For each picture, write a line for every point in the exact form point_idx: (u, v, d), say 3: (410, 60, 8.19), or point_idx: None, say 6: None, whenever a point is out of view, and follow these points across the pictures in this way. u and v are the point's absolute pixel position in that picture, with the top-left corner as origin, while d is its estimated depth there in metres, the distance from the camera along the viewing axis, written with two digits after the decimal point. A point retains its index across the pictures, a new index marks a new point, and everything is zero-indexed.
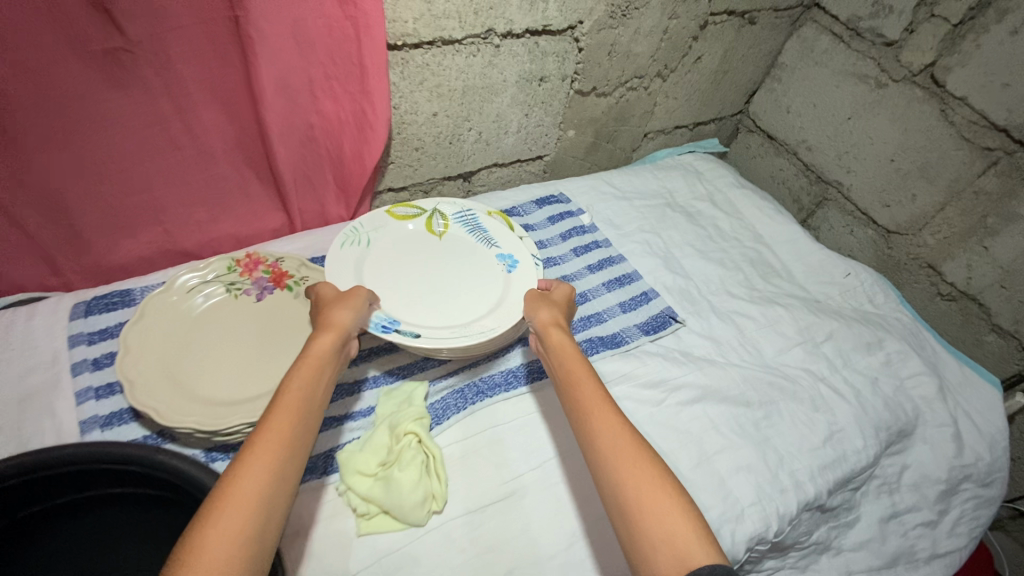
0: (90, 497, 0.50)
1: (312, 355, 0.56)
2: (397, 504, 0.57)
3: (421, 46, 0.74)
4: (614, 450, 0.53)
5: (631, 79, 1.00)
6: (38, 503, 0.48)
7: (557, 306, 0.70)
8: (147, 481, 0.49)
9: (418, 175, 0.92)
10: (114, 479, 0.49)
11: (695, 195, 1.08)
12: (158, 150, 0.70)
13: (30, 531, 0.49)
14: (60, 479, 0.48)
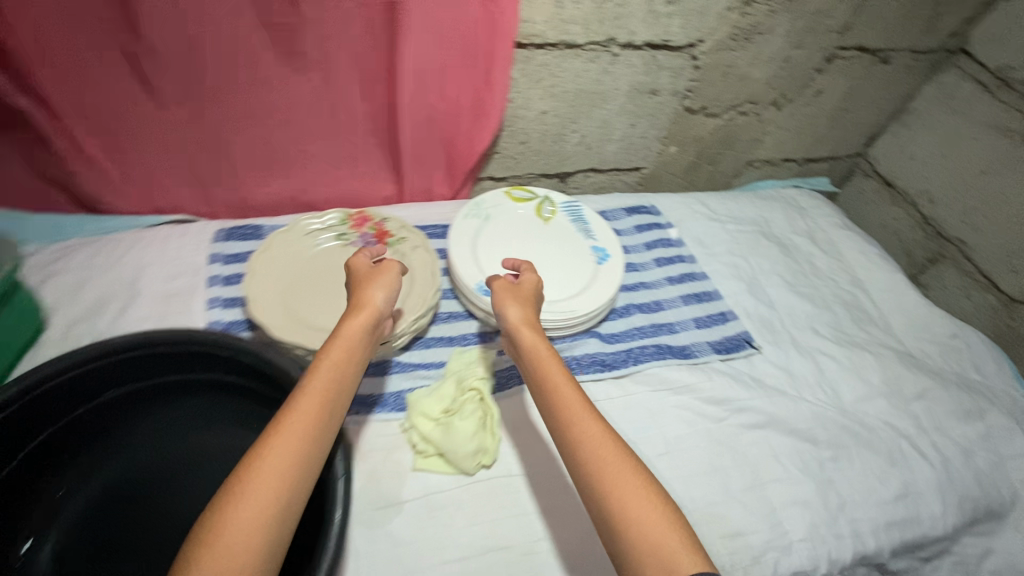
0: (207, 380, 0.59)
1: (343, 336, 0.54)
2: (452, 448, 0.61)
3: (544, 47, 0.80)
4: (592, 455, 0.52)
5: (743, 104, 1.00)
6: (171, 375, 0.58)
7: (525, 302, 0.66)
8: (255, 374, 0.57)
9: (518, 167, 0.98)
10: (228, 367, 0.58)
11: (793, 229, 1.04)
12: (306, 113, 0.81)
13: (161, 396, 0.59)
14: (188, 358, 0.57)
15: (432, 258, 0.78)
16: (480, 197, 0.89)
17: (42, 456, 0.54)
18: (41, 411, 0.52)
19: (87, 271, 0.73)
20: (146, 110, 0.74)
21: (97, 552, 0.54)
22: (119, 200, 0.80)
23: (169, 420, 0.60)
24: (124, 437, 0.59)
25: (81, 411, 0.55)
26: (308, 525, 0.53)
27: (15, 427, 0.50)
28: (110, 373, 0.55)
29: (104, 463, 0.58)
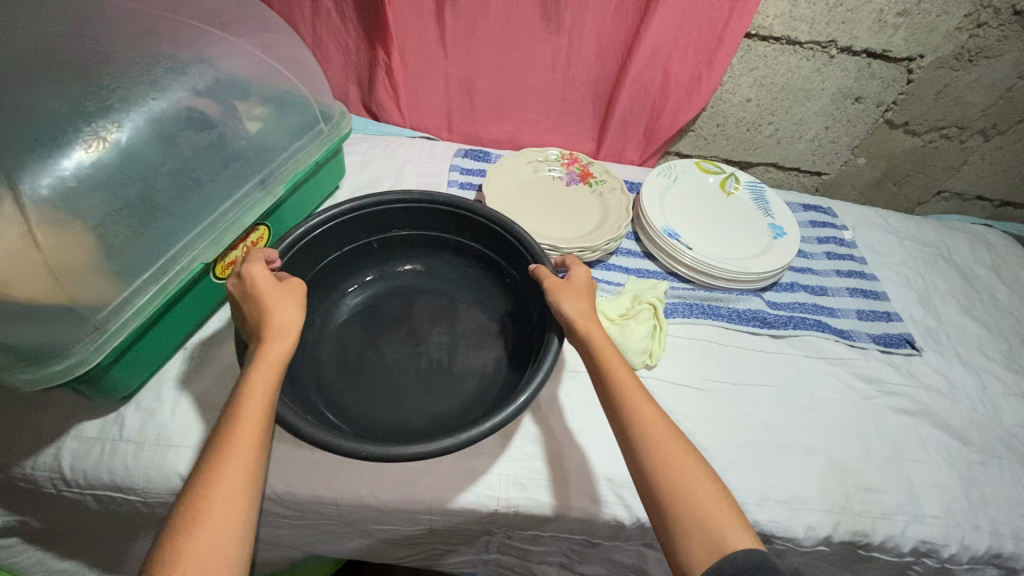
0: (458, 242, 0.79)
1: (263, 362, 0.50)
2: (625, 343, 0.74)
3: (767, 40, 0.90)
4: (656, 437, 0.53)
5: (948, 128, 1.01)
6: (436, 230, 0.79)
7: (581, 295, 0.63)
8: (494, 243, 0.76)
9: (706, 148, 1.09)
10: (475, 234, 0.77)
11: (977, 260, 1.02)
12: (546, 68, 0.99)
13: (423, 244, 0.80)
14: (452, 219, 0.77)
15: (625, 200, 0.91)
16: (672, 162, 1.00)
17: (347, 259, 0.77)
18: (358, 227, 0.75)
19: (369, 156, 0.97)
20: (434, 46, 0.96)
21: (365, 329, 0.74)
22: (392, 114, 1.04)
23: (423, 264, 0.81)
24: (394, 266, 0.81)
25: (373, 241, 0.78)
26: (519, 355, 0.70)
27: (343, 229, 0.74)
28: (404, 215, 0.77)
29: (378, 282, 0.79)
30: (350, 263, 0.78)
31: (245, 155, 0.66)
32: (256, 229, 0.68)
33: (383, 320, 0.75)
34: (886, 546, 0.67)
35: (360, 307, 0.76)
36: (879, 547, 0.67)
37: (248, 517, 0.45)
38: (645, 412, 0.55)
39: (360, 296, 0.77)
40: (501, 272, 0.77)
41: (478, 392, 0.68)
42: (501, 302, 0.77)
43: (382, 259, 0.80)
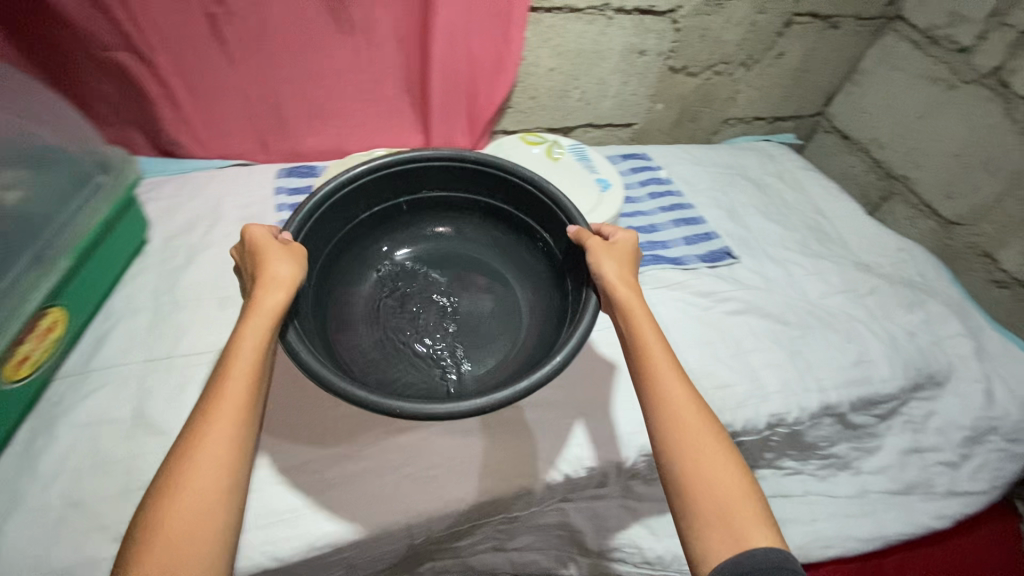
0: (489, 203, 0.77)
1: (255, 313, 0.49)
2: None
3: (551, 11, 0.96)
4: (685, 419, 0.52)
5: (718, 65, 1.17)
6: (467, 190, 0.77)
7: (620, 259, 0.61)
8: (528, 204, 0.74)
9: (527, 121, 1.14)
10: (509, 195, 0.75)
11: (764, 171, 1.21)
12: (349, 70, 0.96)
13: (454, 205, 0.78)
14: (483, 178, 0.75)
15: None
16: (498, 144, 1.05)
17: (375, 219, 0.75)
18: (385, 186, 0.73)
19: (177, 199, 0.87)
20: (219, 68, 0.88)
21: (389, 299, 0.73)
22: (194, 145, 0.96)
23: (453, 225, 0.79)
24: (423, 228, 0.79)
25: (401, 203, 0.76)
26: (548, 305, 0.71)
27: (372, 189, 0.72)
28: (434, 174, 0.74)
29: (407, 244, 0.78)
30: (378, 224, 0.76)
31: (3, 239, 0.62)
32: (48, 314, 0.62)
33: (407, 290, 0.73)
34: (747, 429, 0.78)
35: (387, 277, 0.75)
36: (742, 431, 0.77)
37: (231, 478, 0.44)
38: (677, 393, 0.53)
39: (385, 264, 0.76)
40: (534, 236, 0.75)
41: (508, 347, 0.69)
42: (540, 267, 0.75)
43: (412, 221, 0.78)
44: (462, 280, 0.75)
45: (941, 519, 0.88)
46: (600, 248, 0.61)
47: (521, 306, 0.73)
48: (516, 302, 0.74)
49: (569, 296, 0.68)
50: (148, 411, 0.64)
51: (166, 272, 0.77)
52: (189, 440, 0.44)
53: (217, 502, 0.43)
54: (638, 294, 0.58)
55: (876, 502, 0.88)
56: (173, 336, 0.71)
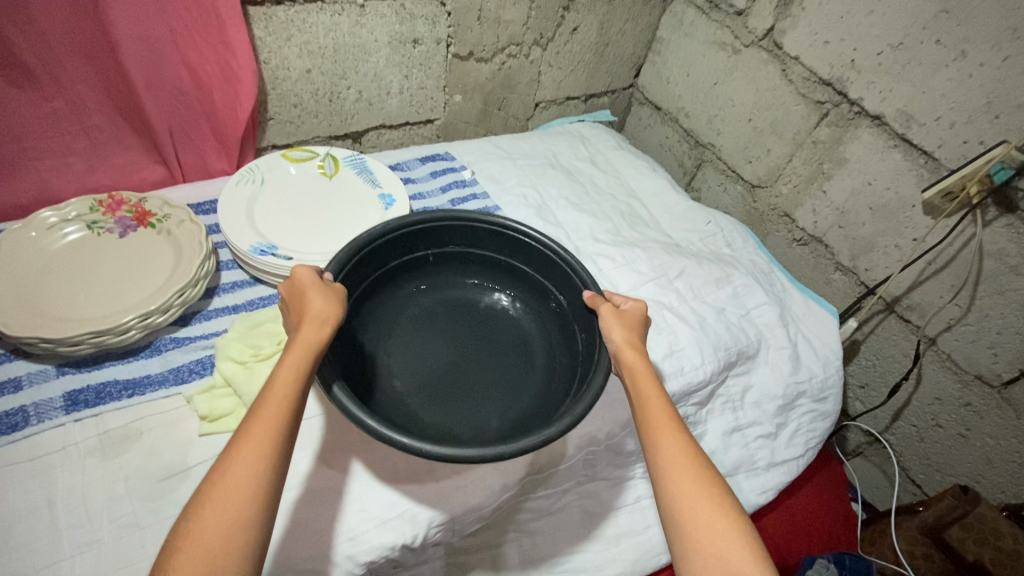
0: (507, 262, 0.80)
1: (296, 348, 0.51)
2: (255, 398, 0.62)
3: (282, 2, 0.80)
4: (688, 473, 0.51)
5: (508, 47, 1.07)
6: (485, 249, 0.80)
7: (630, 326, 0.62)
8: (545, 267, 0.77)
9: (301, 132, 0.98)
10: (529, 257, 0.78)
11: (577, 157, 1.15)
12: (24, 100, 0.74)
13: (474, 262, 0.81)
14: (502, 240, 0.78)
15: (199, 229, 0.73)
16: (255, 162, 0.86)
17: (399, 269, 0.76)
18: (416, 239, 0.75)
19: None
20: None
21: (407, 349, 0.71)
22: None
23: (471, 281, 0.81)
24: (440, 281, 0.80)
25: (428, 255, 0.78)
26: (562, 357, 0.73)
27: (402, 243, 0.74)
28: (460, 232, 0.78)
29: (425, 293, 0.78)
30: (400, 274, 0.77)
31: None
32: None
33: (423, 342, 0.72)
34: (556, 459, 0.71)
35: (405, 327, 0.73)
36: (551, 463, 0.71)
37: (261, 512, 0.44)
38: (675, 444, 0.53)
39: (403, 313, 0.75)
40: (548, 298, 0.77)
41: (514, 390, 0.69)
42: (550, 328, 0.77)
43: (431, 274, 0.79)
44: (478, 331, 0.75)
45: (766, 492, 0.90)
46: (608, 312, 0.63)
47: (530, 354, 0.74)
48: (529, 349, 0.75)
49: (581, 355, 0.70)
50: None
51: None
52: (224, 469, 0.45)
53: (248, 535, 0.43)
54: (645, 357, 0.59)
55: None
56: None
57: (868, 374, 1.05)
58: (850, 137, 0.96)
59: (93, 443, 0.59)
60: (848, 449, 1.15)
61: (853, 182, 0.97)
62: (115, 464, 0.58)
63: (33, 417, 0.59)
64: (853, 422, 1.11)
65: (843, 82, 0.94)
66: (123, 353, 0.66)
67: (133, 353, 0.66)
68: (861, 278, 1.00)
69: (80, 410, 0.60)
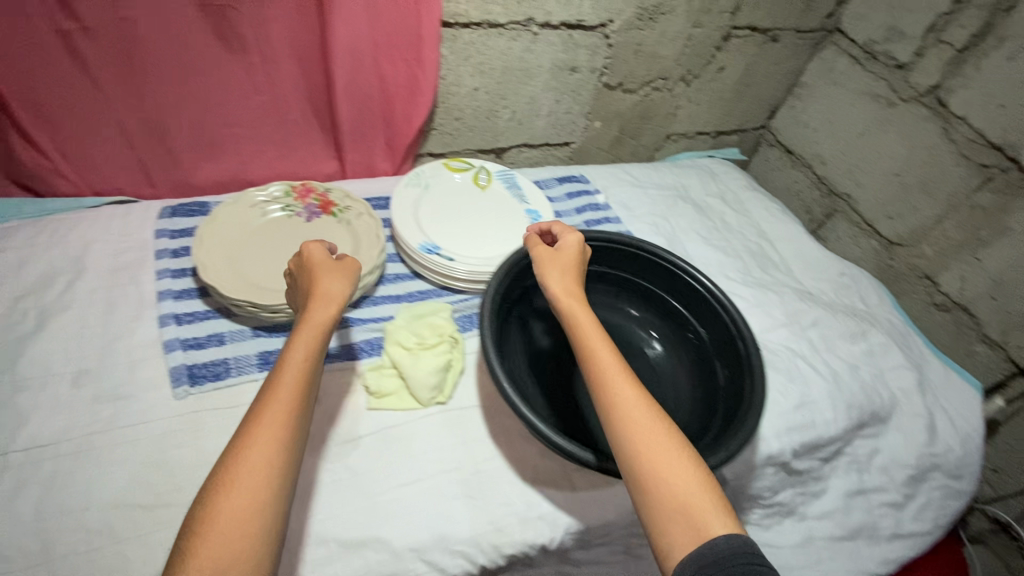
0: (647, 287, 0.81)
1: (309, 327, 0.55)
2: (416, 382, 0.68)
3: (469, 26, 0.87)
4: (643, 423, 0.52)
5: (656, 80, 1.10)
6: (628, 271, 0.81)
7: (564, 268, 0.63)
8: (686, 298, 0.78)
9: (455, 143, 1.05)
10: (671, 286, 0.79)
11: (707, 192, 1.16)
12: (242, 93, 0.85)
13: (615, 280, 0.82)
14: (647, 265, 0.79)
15: (375, 224, 0.83)
16: (420, 168, 0.94)
17: (547, 279, 0.79)
18: None
19: (30, 248, 0.74)
20: (84, 95, 0.77)
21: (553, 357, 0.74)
22: (60, 181, 0.82)
23: (609, 297, 0.83)
24: (582, 293, 0.82)
25: (574, 269, 0.81)
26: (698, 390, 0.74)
27: None
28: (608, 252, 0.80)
29: (558, 302, 0.79)
30: (548, 283, 0.80)
31: None
32: None
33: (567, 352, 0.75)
34: None
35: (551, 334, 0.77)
36: None
37: (276, 472, 0.48)
38: (625, 392, 0.54)
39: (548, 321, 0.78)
40: (684, 328, 0.78)
41: None
42: (682, 358, 0.76)
43: (574, 286, 0.82)
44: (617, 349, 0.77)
45: (886, 563, 0.87)
46: (545, 255, 0.64)
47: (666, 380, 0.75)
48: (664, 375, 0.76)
49: (721, 393, 0.70)
50: None
51: (7, 343, 0.65)
52: (247, 442, 0.49)
53: (268, 486, 0.47)
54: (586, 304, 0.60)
55: (822, 550, 0.85)
56: (9, 427, 0.59)
57: (1006, 459, 0.98)
58: (1018, 206, 0.91)
59: None
60: (968, 533, 1.07)
61: (1015, 253, 0.92)
62: None
63: (233, 369, 0.68)
64: (981, 506, 1.03)
65: (1017, 149, 0.90)
66: None
67: None
68: (1011, 355, 0.94)
69: None
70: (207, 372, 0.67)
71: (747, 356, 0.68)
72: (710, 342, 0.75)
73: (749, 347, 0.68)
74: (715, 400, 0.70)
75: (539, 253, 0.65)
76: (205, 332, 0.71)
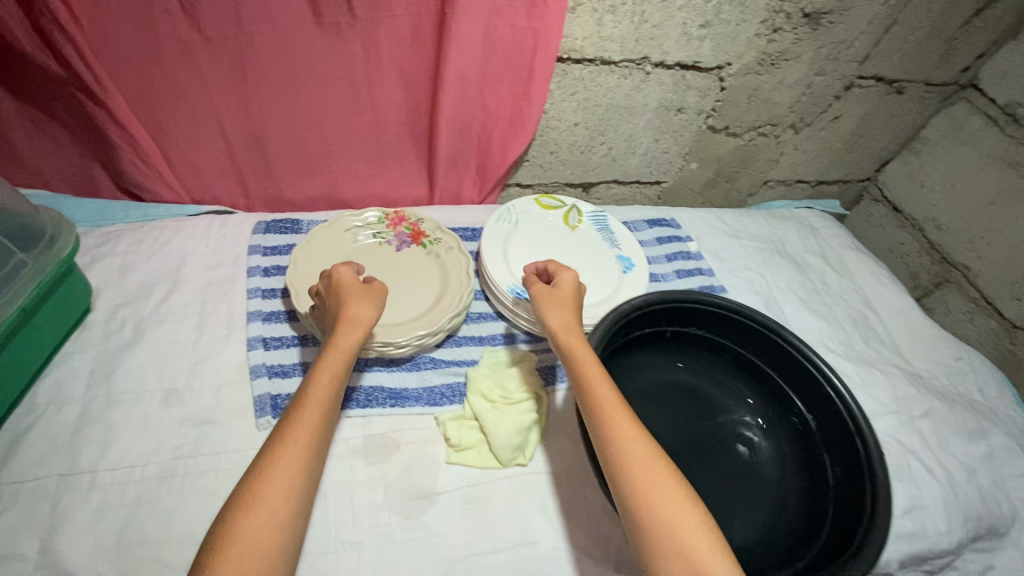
0: (747, 358, 0.75)
1: (335, 349, 0.55)
2: (498, 439, 0.65)
3: (581, 62, 0.83)
4: (640, 458, 0.51)
5: (764, 126, 1.03)
6: (726, 338, 0.76)
7: (563, 305, 0.64)
8: (793, 377, 0.72)
9: (545, 176, 1.01)
10: (777, 361, 0.73)
11: (806, 248, 1.08)
12: (345, 113, 0.84)
13: (710, 345, 0.77)
14: (750, 335, 0.74)
15: (464, 260, 0.80)
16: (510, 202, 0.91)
17: (640, 338, 0.75)
18: (664, 313, 0.74)
19: (133, 256, 0.76)
20: (196, 105, 0.77)
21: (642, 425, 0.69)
22: (163, 188, 0.84)
23: (701, 363, 0.77)
24: (673, 356, 0.77)
25: (668, 330, 0.76)
26: (799, 483, 0.68)
27: (653, 316, 0.73)
28: (708, 316, 0.75)
29: (651, 365, 0.75)
30: (639, 343, 0.75)
31: None
32: None
33: (657, 422, 0.70)
34: None
35: (640, 399, 0.72)
36: None
37: (297, 492, 0.47)
38: (626, 429, 0.53)
39: (637, 384, 0.73)
40: (788, 411, 0.72)
41: (748, 503, 0.66)
42: (783, 445, 0.71)
43: (665, 348, 0.77)
44: (709, 423, 0.72)
45: None
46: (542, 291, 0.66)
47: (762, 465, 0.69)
48: (760, 459, 0.70)
49: (829, 492, 0.64)
50: (54, 549, 0.53)
51: (106, 354, 0.66)
52: (271, 459, 0.47)
53: (289, 506, 0.46)
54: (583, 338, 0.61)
55: None
56: (101, 442, 0.60)
57: None
58: None
59: (360, 444, 0.65)
60: None
61: None
62: (377, 471, 0.63)
63: None
64: None
65: None
66: (387, 362, 0.72)
67: (395, 363, 0.72)
68: None
69: (352, 408, 0.67)
70: None
71: (867, 459, 0.61)
72: (819, 431, 0.69)
73: (869, 447, 0.61)
74: (823, 501, 0.64)
75: (537, 290, 0.67)
76: (290, 360, 0.69)
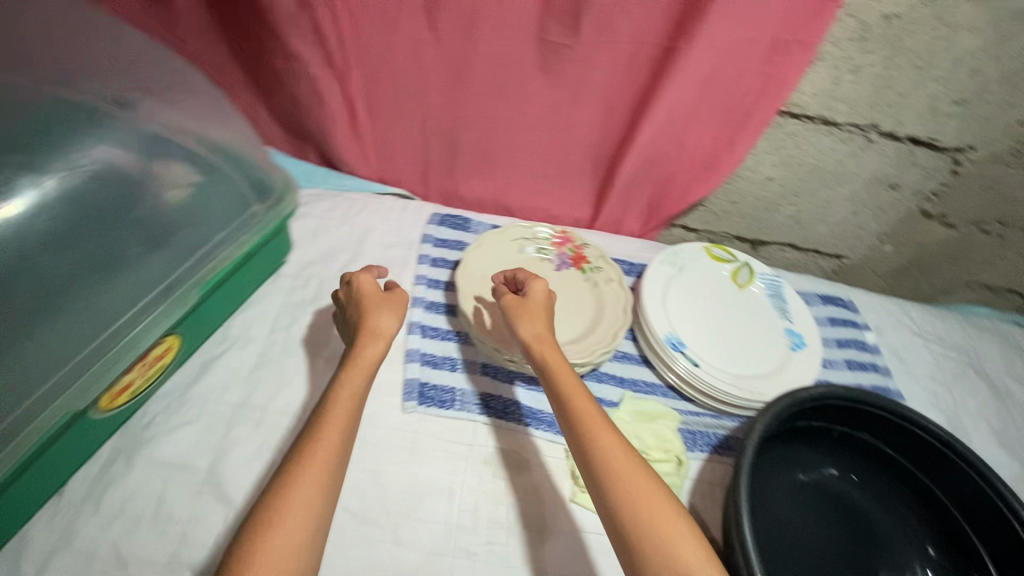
0: (925, 487, 0.65)
1: (360, 362, 0.57)
2: None
3: (799, 117, 0.78)
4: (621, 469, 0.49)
5: (990, 222, 0.90)
6: (904, 457, 0.67)
7: (536, 315, 0.62)
8: (986, 529, 0.61)
9: (716, 224, 0.96)
10: (966, 503, 0.63)
11: (1010, 373, 0.91)
12: (539, 126, 0.84)
13: (881, 459, 0.68)
14: (938, 463, 0.64)
15: (623, 295, 0.77)
16: (679, 245, 0.87)
17: (803, 430, 0.67)
18: (839, 411, 0.66)
19: (326, 220, 0.83)
20: (409, 95, 0.83)
21: (790, 527, 0.62)
22: (360, 163, 0.91)
23: (865, 476, 0.68)
24: (833, 459, 0.69)
25: (836, 429, 0.68)
26: None
27: (826, 410, 0.65)
28: (889, 428, 0.66)
29: (808, 463, 0.68)
30: (800, 435, 0.68)
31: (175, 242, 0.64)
32: (164, 342, 0.59)
33: (808, 529, 0.63)
34: None
35: (791, 498, 0.65)
36: None
37: (326, 492, 0.48)
38: (614, 445, 0.51)
39: (789, 479, 0.66)
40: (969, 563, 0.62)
41: None
42: None
43: (827, 447, 0.69)
44: (865, 547, 0.63)
45: None
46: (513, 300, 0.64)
47: None
48: None
49: None
50: (220, 471, 0.58)
51: (290, 304, 0.73)
52: (291, 467, 0.48)
53: (321, 505, 0.47)
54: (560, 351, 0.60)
55: None
56: (273, 385, 0.65)
57: None
58: None
59: (492, 455, 0.64)
60: None
61: None
62: (503, 487, 0.62)
63: (458, 403, 0.67)
64: None
65: None
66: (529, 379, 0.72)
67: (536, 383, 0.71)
68: None
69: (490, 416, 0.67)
70: (436, 396, 0.67)
71: None
72: None
73: None
74: None
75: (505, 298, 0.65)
76: (442, 353, 0.71)
